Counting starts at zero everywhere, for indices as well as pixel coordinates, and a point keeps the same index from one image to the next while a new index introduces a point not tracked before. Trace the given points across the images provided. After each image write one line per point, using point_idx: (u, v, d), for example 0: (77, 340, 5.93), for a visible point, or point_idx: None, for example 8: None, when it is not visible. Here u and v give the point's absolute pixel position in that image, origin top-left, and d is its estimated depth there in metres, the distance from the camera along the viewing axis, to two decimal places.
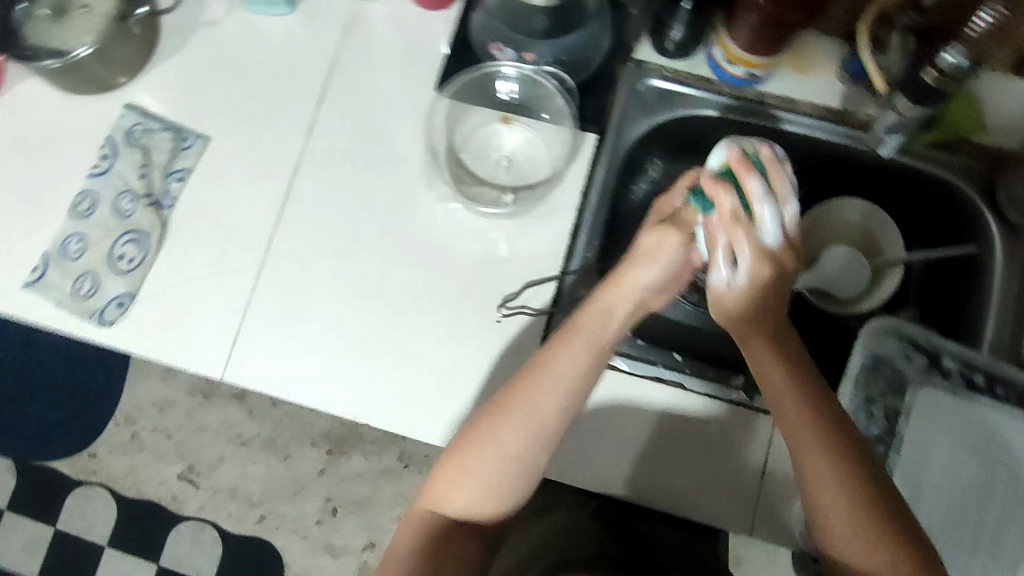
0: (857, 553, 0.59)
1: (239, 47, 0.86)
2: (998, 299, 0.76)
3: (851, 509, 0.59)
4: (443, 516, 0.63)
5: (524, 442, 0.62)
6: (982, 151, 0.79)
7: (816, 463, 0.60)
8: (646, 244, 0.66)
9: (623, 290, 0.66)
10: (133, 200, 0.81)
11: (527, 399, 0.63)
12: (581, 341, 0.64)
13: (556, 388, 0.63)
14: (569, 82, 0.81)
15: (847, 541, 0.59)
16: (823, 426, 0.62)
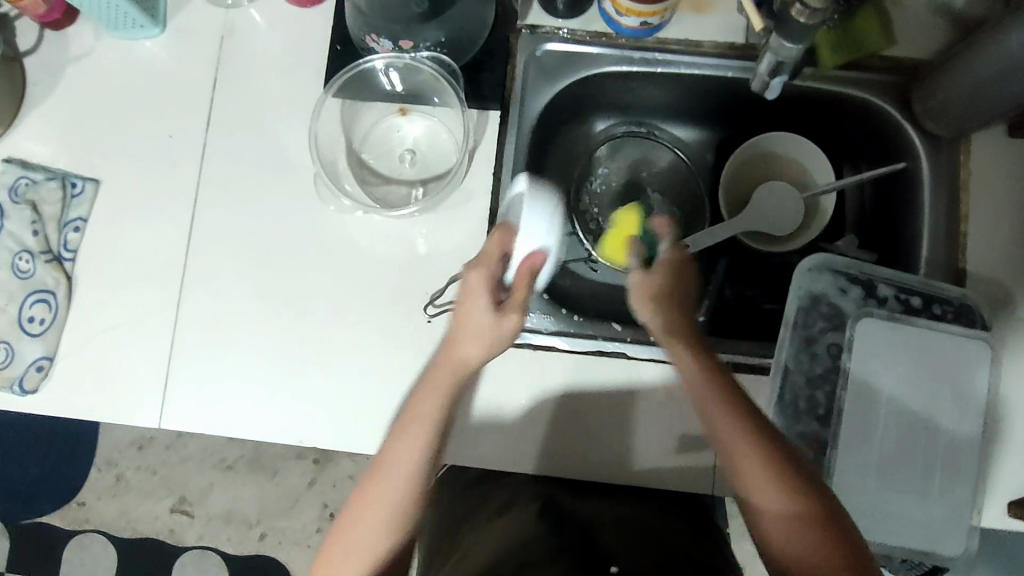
0: (766, 500, 0.58)
1: (114, 78, 0.81)
2: (929, 215, 0.74)
3: (760, 455, 0.58)
4: None
5: (405, 476, 0.59)
6: (895, 64, 0.76)
7: (720, 417, 0.60)
8: (476, 315, 0.61)
9: (469, 332, 0.62)
10: (32, 257, 0.77)
11: (406, 434, 0.60)
12: (444, 379, 0.62)
13: (423, 448, 0.60)
14: (452, 64, 0.76)
15: (758, 489, 0.58)
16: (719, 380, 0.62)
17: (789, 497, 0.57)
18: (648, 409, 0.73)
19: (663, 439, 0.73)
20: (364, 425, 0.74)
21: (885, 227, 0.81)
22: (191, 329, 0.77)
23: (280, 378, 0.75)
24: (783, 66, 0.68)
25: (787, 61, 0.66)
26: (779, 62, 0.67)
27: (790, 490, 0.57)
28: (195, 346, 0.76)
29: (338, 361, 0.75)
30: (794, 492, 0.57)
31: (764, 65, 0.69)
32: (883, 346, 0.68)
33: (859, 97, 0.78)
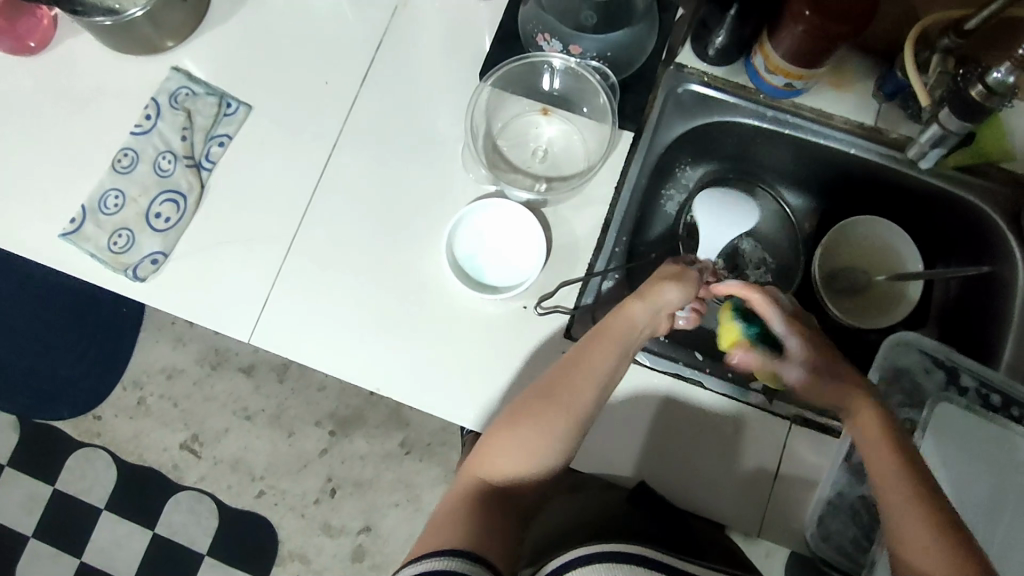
0: (925, 560, 0.56)
1: (288, 21, 0.87)
2: (1018, 322, 0.77)
3: (930, 515, 0.57)
4: (489, 484, 0.65)
5: (559, 424, 0.65)
6: (1007, 177, 0.81)
7: (892, 478, 0.61)
8: (630, 314, 0.68)
9: (628, 316, 0.68)
10: (175, 159, 0.83)
11: (559, 400, 0.65)
12: (618, 336, 0.68)
13: (593, 380, 0.66)
14: (612, 78, 0.81)
15: (919, 541, 0.57)
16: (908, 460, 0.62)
17: (948, 556, 0.55)
18: (716, 440, 0.75)
19: (722, 472, 0.75)
20: (441, 389, 0.77)
21: (974, 329, 0.83)
22: (302, 259, 0.81)
23: (373, 326, 0.79)
24: (944, 142, 0.71)
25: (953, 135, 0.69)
26: (944, 136, 0.70)
27: (959, 552, 0.55)
28: (304, 275, 0.80)
29: (431, 322, 0.79)
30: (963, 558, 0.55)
31: (926, 136, 0.72)
32: (959, 431, 0.71)
33: (967, 200, 0.82)
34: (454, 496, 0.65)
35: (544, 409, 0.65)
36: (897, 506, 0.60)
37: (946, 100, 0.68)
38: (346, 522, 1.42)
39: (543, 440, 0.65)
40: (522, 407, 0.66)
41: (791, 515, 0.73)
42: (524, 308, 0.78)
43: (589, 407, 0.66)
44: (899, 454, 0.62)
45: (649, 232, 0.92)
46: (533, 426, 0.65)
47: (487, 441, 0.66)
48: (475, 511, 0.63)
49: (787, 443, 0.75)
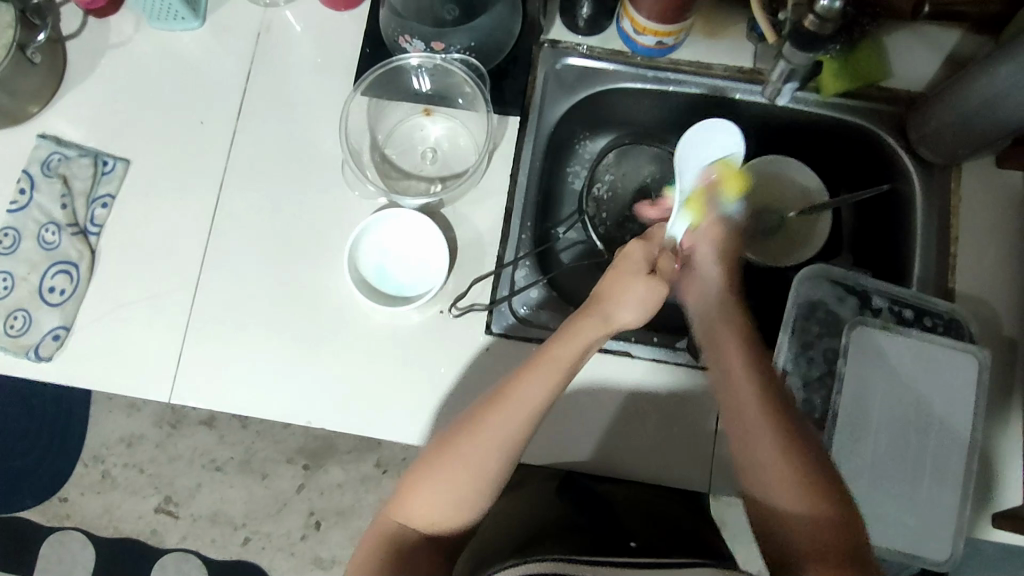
0: (784, 501, 0.60)
1: (152, 65, 0.84)
2: (922, 234, 0.78)
3: (795, 477, 0.60)
4: (411, 530, 0.63)
5: (487, 465, 0.62)
6: (889, 96, 0.82)
7: (758, 432, 0.63)
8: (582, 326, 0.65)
9: (566, 338, 0.65)
10: (59, 230, 0.80)
11: (491, 428, 0.62)
12: (561, 362, 0.64)
13: (527, 412, 0.63)
14: (481, 68, 0.81)
15: (786, 499, 0.60)
16: (767, 411, 0.63)
17: (811, 507, 0.59)
18: (651, 406, 0.76)
19: (661, 435, 0.75)
20: (374, 409, 0.76)
21: (881, 246, 0.85)
22: (209, 308, 0.79)
23: (294, 359, 0.77)
24: (794, 74, 0.73)
25: (799, 68, 0.71)
26: (793, 69, 0.73)
27: (822, 504, 0.59)
28: (216, 321, 0.78)
29: (351, 346, 0.77)
30: (824, 502, 0.59)
31: (777, 73, 0.74)
32: (879, 352, 0.72)
33: (858, 125, 0.82)
34: (374, 542, 0.63)
35: (471, 445, 0.62)
36: (763, 457, 0.62)
37: (786, 36, 0.69)
38: (337, 554, 1.35)
39: (470, 476, 0.62)
40: (448, 443, 0.63)
41: (735, 464, 0.74)
42: (440, 312, 0.77)
43: (526, 433, 0.63)
44: (766, 407, 0.63)
45: (559, 211, 0.92)
46: (457, 468, 0.62)
47: (412, 482, 0.63)
48: (395, 562, 0.61)
49: (722, 397, 0.76)
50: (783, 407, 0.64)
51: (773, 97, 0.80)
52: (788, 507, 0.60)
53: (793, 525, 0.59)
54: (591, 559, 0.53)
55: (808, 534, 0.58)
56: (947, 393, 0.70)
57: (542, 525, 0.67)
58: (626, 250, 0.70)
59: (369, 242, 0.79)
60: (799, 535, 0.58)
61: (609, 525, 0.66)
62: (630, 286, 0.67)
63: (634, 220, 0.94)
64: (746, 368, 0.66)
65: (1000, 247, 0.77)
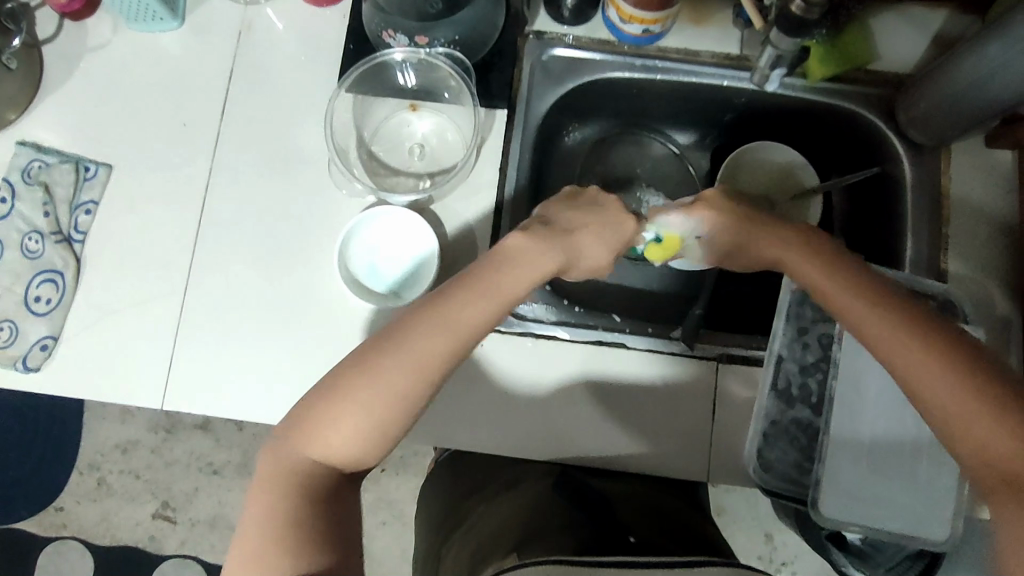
0: (982, 445, 0.52)
1: (132, 67, 0.83)
2: (913, 216, 0.78)
3: (984, 412, 0.53)
4: (317, 464, 0.57)
5: (414, 388, 0.57)
6: (877, 78, 0.81)
7: (936, 380, 0.54)
8: (527, 255, 0.63)
9: (505, 270, 0.62)
10: (42, 238, 0.78)
11: (420, 353, 0.57)
12: (500, 290, 0.61)
13: (461, 337, 0.59)
14: (467, 61, 0.81)
15: (991, 455, 0.52)
16: (944, 356, 0.55)
17: (1017, 465, 0.51)
18: (648, 397, 0.75)
19: (658, 427, 0.75)
20: None
21: (873, 230, 0.85)
22: (199, 312, 0.78)
23: (288, 361, 0.77)
24: (781, 60, 0.73)
25: (786, 55, 0.71)
26: (779, 56, 0.73)
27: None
28: (206, 326, 0.77)
29: (344, 347, 0.77)
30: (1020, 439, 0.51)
31: (764, 59, 0.74)
32: None
33: (846, 108, 0.82)
34: (276, 477, 0.56)
35: (405, 367, 0.57)
36: (921, 385, 0.55)
37: (773, 21, 0.68)
38: None
39: (400, 401, 0.57)
40: (373, 361, 0.57)
41: (735, 451, 0.74)
42: None
43: (453, 360, 0.59)
44: (944, 355, 0.55)
45: None
46: (389, 388, 0.56)
47: (319, 409, 0.57)
48: (305, 493, 0.55)
49: (719, 385, 0.75)
50: (968, 352, 0.55)
51: (762, 83, 0.79)
52: (988, 449, 0.52)
53: (997, 479, 0.52)
54: (585, 559, 0.51)
55: (1015, 494, 0.51)
56: None
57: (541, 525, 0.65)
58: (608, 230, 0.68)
59: (360, 237, 0.78)
60: (997, 488, 0.52)
61: (609, 522, 0.66)
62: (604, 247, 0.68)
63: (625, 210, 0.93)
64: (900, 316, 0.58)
65: (991, 227, 0.77)
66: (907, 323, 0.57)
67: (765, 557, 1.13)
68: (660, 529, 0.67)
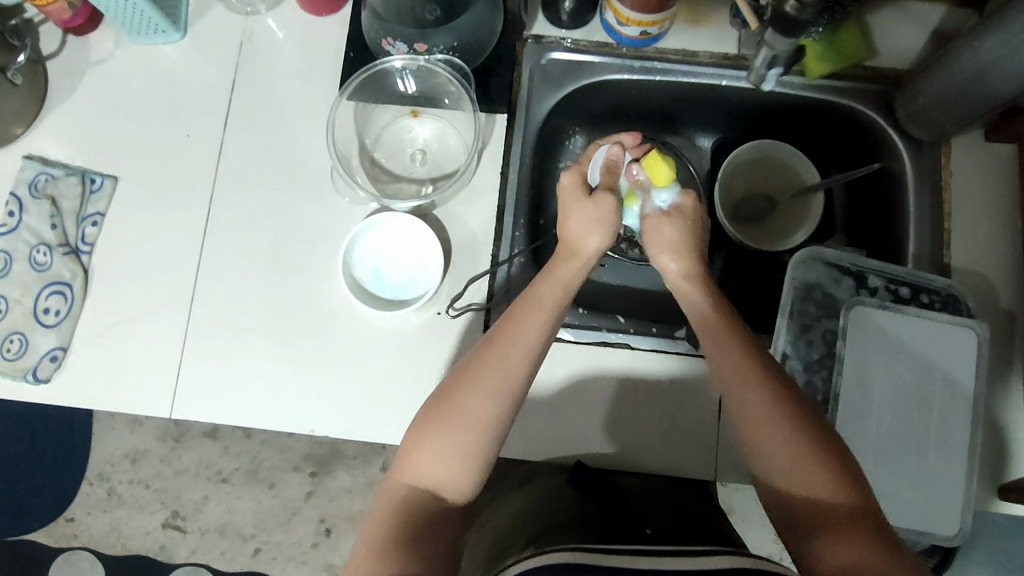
0: (794, 485, 0.57)
1: (135, 79, 0.84)
2: (914, 211, 0.79)
3: (811, 455, 0.57)
4: (421, 492, 0.58)
5: (493, 403, 0.59)
6: (875, 74, 0.82)
7: (765, 430, 0.59)
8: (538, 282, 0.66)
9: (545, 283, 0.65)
10: (50, 250, 0.79)
11: (483, 384, 0.59)
12: (543, 304, 0.64)
13: (524, 352, 0.61)
14: (465, 67, 0.81)
15: (797, 486, 0.57)
16: (770, 390, 0.60)
17: (827, 495, 0.56)
18: (655, 396, 0.76)
19: (666, 427, 0.75)
20: (379, 413, 0.76)
21: (875, 226, 0.85)
22: (206, 320, 0.78)
23: (294, 368, 0.77)
24: (777, 60, 0.73)
25: (781, 54, 0.71)
26: (775, 55, 0.73)
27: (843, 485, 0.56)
28: (213, 334, 0.78)
29: (351, 352, 0.77)
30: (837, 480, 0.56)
31: (760, 58, 0.74)
32: (875, 331, 0.72)
33: (844, 105, 0.82)
34: (386, 508, 0.58)
35: (477, 383, 0.59)
36: (759, 430, 0.59)
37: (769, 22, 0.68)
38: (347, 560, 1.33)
39: (478, 420, 0.58)
40: (452, 390, 0.60)
41: (741, 447, 0.74)
42: (437, 313, 0.77)
43: (525, 376, 0.61)
44: (778, 411, 0.59)
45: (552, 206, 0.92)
46: (464, 412, 0.58)
47: (417, 436, 0.59)
48: (419, 521, 0.57)
49: (723, 383, 0.76)
50: (800, 409, 0.59)
51: (759, 83, 0.79)
52: (800, 492, 0.57)
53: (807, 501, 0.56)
54: (602, 548, 0.52)
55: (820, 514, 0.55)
56: (948, 367, 0.71)
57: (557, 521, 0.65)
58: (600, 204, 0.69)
59: (359, 250, 0.78)
60: (814, 515, 0.56)
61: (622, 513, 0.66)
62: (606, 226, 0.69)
63: None
64: (744, 354, 0.62)
65: (992, 220, 0.77)
66: (755, 372, 0.61)
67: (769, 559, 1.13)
68: (677, 524, 0.66)
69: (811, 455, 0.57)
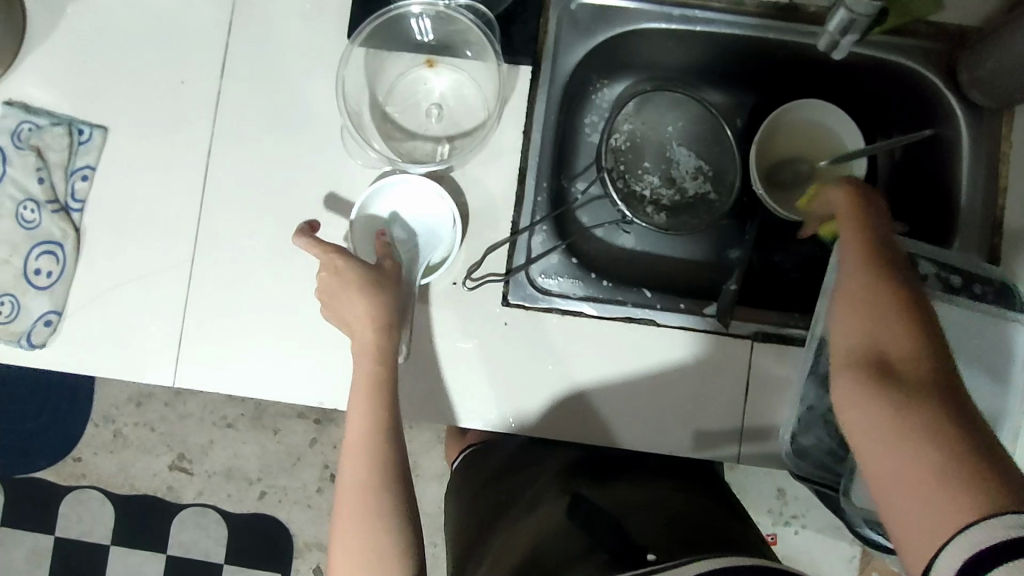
0: (871, 348, 0.51)
1: (122, 15, 0.76)
2: (966, 187, 0.73)
3: (905, 328, 0.51)
4: None
5: (357, 495, 0.59)
6: (938, 30, 0.74)
7: (858, 287, 0.55)
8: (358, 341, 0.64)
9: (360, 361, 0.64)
10: (38, 207, 0.74)
11: (353, 475, 0.60)
12: (362, 380, 0.63)
13: (360, 428, 0.62)
14: (488, 14, 0.73)
15: (873, 349, 0.51)
16: (878, 265, 0.56)
17: (902, 359, 0.49)
18: (679, 376, 0.72)
19: (690, 410, 0.72)
20: None
21: (920, 199, 0.79)
22: (206, 285, 0.74)
23: (301, 338, 0.73)
24: (854, 25, 0.64)
25: (861, 19, 0.62)
26: (851, 20, 0.63)
27: (917, 358, 0.49)
28: (215, 298, 0.74)
29: None
30: (922, 357, 0.49)
31: (835, 22, 0.64)
32: None
33: (903, 65, 0.75)
34: None
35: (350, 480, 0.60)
36: (854, 284, 0.55)
37: None
38: None
39: (360, 511, 0.59)
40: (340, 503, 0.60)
41: (763, 429, 0.72)
42: (454, 284, 0.73)
43: (378, 449, 0.61)
44: (884, 282, 0.54)
45: (574, 165, 0.85)
46: (353, 516, 0.59)
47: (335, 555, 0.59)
48: None
49: (753, 363, 0.72)
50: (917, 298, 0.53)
51: (830, 51, 0.69)
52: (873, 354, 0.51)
53: (863, 370, 0.51)
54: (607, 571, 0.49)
55: (871, 374, 0.50)
56: (994, 364, 0.68)
57: (559, 544, 0.61)
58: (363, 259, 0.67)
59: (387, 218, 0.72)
60: (862, 372, 0.51)
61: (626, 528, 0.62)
62: (365, 296, 0.63)
63: (654, 171, 0.87)
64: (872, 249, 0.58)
65: None
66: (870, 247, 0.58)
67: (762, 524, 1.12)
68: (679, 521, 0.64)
69: (898, 322, 0.51)
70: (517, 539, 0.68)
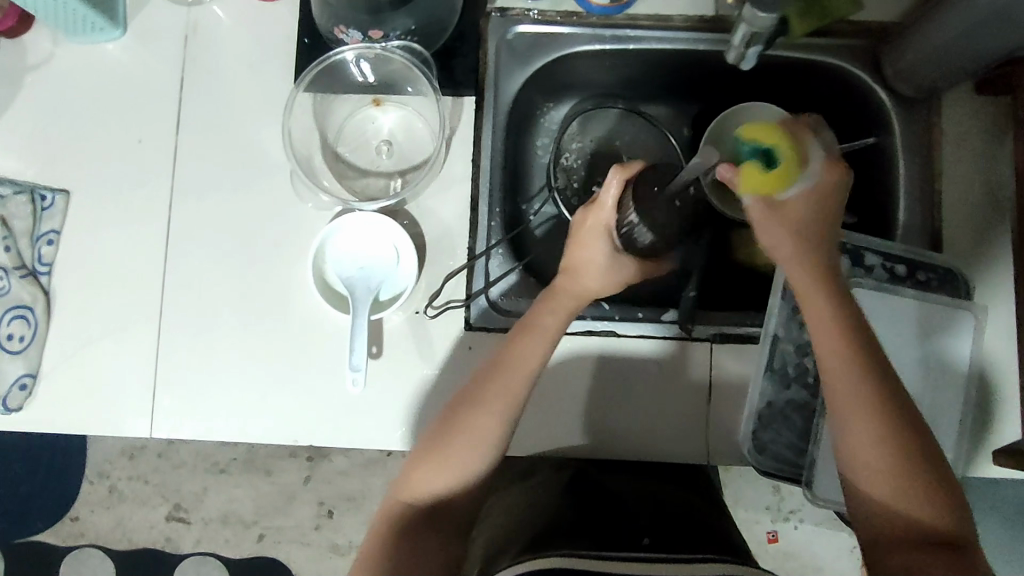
0: (901, 502, 0.56)
1: (78, 82, 0.79)
2: (903, 176, 0.76)
3: (920, 475, 0.56)
4: (404, 511, 0.61)
5: (476, 444, 0.61)
6: (861, 28, 0.78)
7: (868, 437, 0.57)
8: (540, 327, 0.64)
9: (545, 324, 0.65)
10: (6, 274, 0.75)
11: (471, 426, 0.61)
12: (527, 355, 0.63)
13: (508, 398, 0.62)
14: (424, 53, 0.76)
15: (900, 504, 0.56)
16: (879, 399, 0.57)
17: (932, 512, 0.55)
18: (642, 380, 0.74)
19: (656, 415, 0.74)
20: (364, 419, 0.74)
21: (864, 191, 0.82)
22: (177, 334, 0.75)
23: (273, 378, 0.75)
24: (757, 38, 0.66)
25: (763, 32, 0.64)
26: (755, 34, 0.66)
27: (941, 513, 0.55)
28: (187, 348, 0.75)
29: (330, 355, 0.75)
30: (942, 507, 0.56)
31: (738, 37, 0.67)
32: (877, 313, 0.70)
33: (831, 65, 0.78)
34: (379, 527, 0.61)
35: (468, 416, 0.61)
36: (864, 431, 0.57)
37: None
38: (350, 539, 1.32)
39: (469, 451, 0.61)
40: (446, 425, 0.62)
41: (732, 429, 0.73)
42: (416, 313, 0.75)
43: (512, 418, 0.62)
44: (889, 430, 0.57)
45: (529, 187, 0.88)
46: (462, 451, 0.61)
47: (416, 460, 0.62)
48: (399, 532, 0.60)
49: (712, 363, 0.74)
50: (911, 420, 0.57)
51: (737, 63, 0.72)
52: (900, 508, 0.56)
53: (901, 523, 0.56)
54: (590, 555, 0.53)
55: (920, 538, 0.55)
56: (940, 345, 0.70)
57: (547, 522, 0.64)
58: (588, 218, 0.67)
59: (335, 259, 0.74)
60: (898, 534, 0.56)
61: (617, 523, 0.65)
62: (606, 280, 0.67)
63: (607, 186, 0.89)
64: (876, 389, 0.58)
65: (987, 177, 0.74)
66: (864, 375, 0.58)
67: (760, 521, 1.11)
68: (668, 522, 0.67)
69: (914, 472, 0.56)
70: (496, 521, 0.71)
